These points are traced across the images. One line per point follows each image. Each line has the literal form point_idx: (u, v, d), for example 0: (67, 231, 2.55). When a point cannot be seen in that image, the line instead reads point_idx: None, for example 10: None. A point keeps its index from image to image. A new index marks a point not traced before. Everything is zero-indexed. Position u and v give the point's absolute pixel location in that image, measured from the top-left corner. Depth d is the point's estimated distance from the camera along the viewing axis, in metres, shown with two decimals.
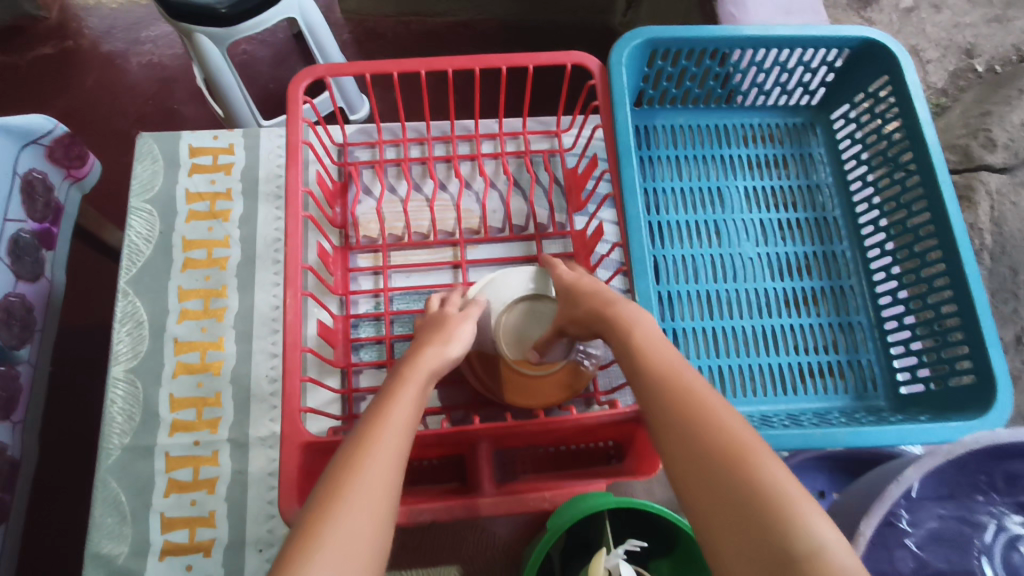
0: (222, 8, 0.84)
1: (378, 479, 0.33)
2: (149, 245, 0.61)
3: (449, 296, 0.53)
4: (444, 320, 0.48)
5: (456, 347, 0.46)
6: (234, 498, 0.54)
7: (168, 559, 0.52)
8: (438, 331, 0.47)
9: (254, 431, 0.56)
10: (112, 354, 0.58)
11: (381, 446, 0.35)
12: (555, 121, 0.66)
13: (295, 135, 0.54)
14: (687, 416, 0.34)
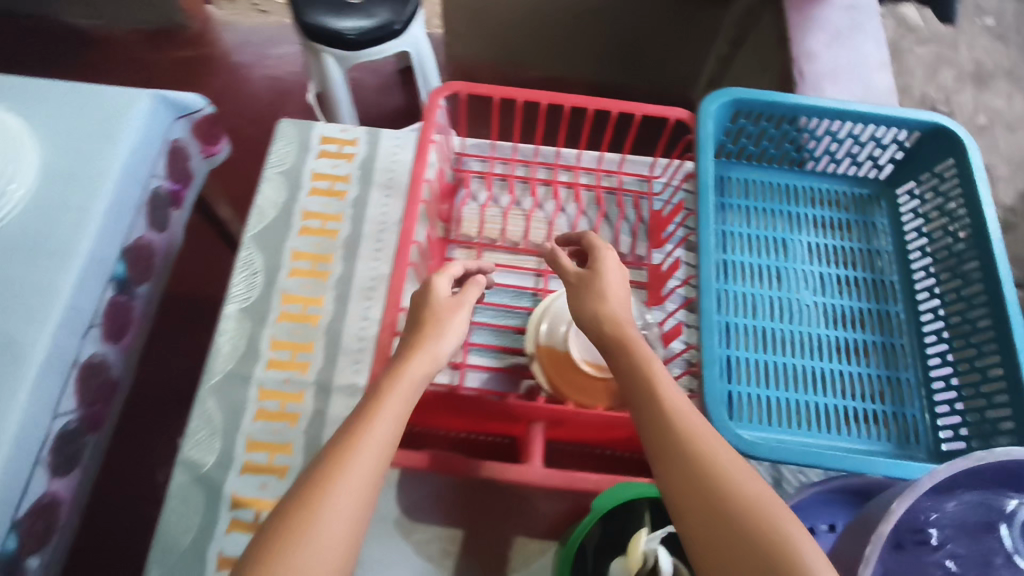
0: (350, 34, 0.97)
1: (340, 499, 0.38)
2: (274, 210, 0.71)
3: (445, 272, 0.55)
4: (437, 316, 0.50)
5: (451, 339, 0.49)
6: (310, 433, 0.60)
7: (247, 475, 0.58)
8: (432, 322, 0.50)
9: (339, 378, 0.63)
10: (228, 294, 0.66)
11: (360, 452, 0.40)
12: (649, 167, 0.74)
13: (427, 137, 0.63)
14: (702, 480, 0.38)
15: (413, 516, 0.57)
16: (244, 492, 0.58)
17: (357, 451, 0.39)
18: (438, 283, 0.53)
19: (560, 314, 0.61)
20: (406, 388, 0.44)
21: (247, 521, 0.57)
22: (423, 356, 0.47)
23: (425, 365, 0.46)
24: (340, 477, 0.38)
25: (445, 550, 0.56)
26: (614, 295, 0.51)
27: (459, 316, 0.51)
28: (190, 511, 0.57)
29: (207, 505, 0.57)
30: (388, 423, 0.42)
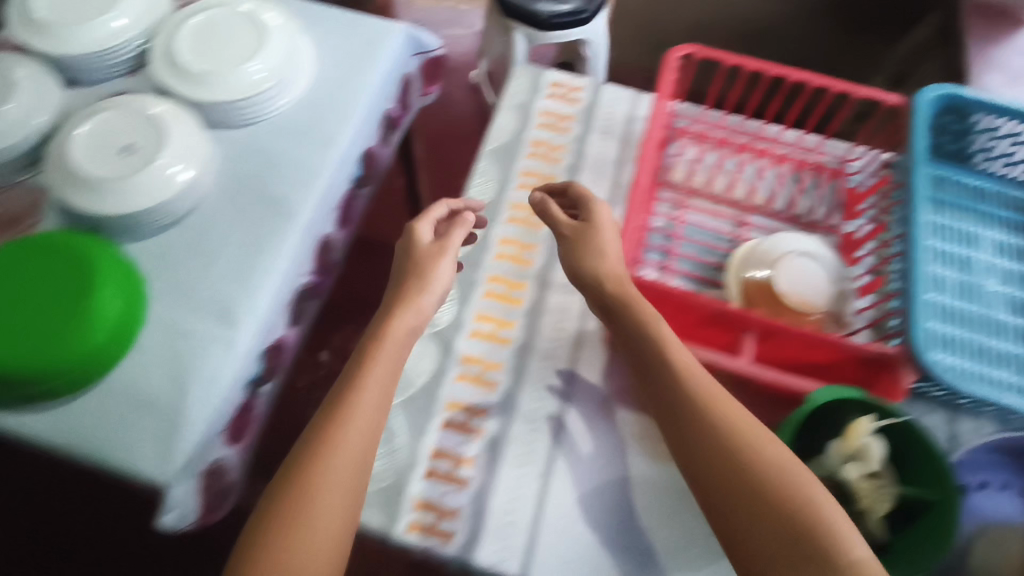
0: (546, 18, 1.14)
1: (326, 500, 0.52)
2: (507, 134, 0.81)
3: (428, 217, 0.70)
4: (426, 266, 0.66)
5: (438, 290, 0.65)
6: (528, 317, 0.70)
7: (475, 339, 0.68)
8: (421, 271, 0.66)
9: (557, 277, 0.72)
10: (466, 195, 0.77)
11: (336, 455, 0.54)
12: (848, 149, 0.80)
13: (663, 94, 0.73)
14: (727, 447, 0.52)
15: (616, 401, 0.66)
16: (472, 352, 0.68)
17: (342, 427, 0.56)
18: (420, 229, 0.69)
19: (767, 255, 0.68)
20: (381, 363, 0.60)
21: (473, 374, 0.66)
22: (408, 314, 0.63)
23: (402, 330, 0.62)
24: (325, 450, 0.54)
25: (645, 433, 0.64)
26: (606, 250, 0.65)
27: (441, 261, 0.66)
28: (426, 356, 0.67)
29: (440, 356, 0.67)
30: (370, 394, 0.58)
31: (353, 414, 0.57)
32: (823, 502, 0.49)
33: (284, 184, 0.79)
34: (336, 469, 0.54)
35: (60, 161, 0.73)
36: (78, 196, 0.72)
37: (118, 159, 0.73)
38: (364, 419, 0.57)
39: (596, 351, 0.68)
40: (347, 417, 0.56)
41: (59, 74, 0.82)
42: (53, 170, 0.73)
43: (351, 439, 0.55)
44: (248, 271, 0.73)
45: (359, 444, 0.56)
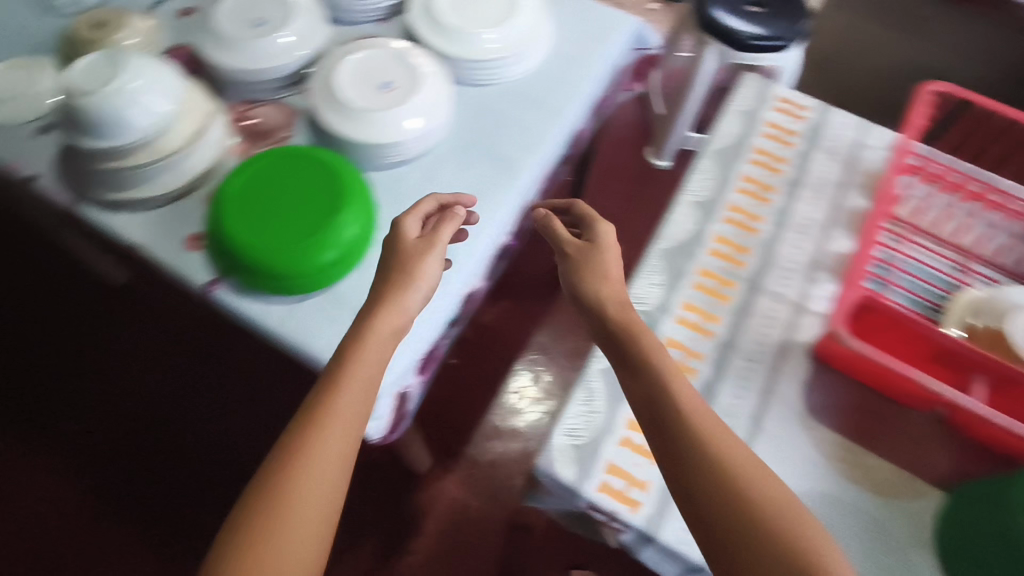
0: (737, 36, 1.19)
1: (301, 514, 0.48)
2: (731, 139, 0.82)
3: (416, 212, 0.67)
4: (416, 262, 0.63)
5: (421, 289, 0.62)
6: (737, 313, 0.70)
7: (680, 324, 0.69)
8: (404, 268, 0.63)
9: (768, 284, 0.72)
10: (685, 189, 0.79)
11: (312, 464, 0.50)
12: None
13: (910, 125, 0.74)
14: (771, 542, 0.45)
15: (815, 415, 0.65)
16: (677, 336, 0.68)
17: (321, 432, 0.51)
18: (408, 222, 0.66)
19: (998, 301, 0.65)
20: (369, 359, 0.56)
21: (676, 357, 0.67)
22: (393, 310, 0.59)
23: (387, 329, 0.58)
24: (299, 458, 0.50)
25: (841, 454, 0.64)
26: (611, 274, 0.61)
27: (431, 256, 0.64)
28: None
29: (646, 333, 0.69)
30: (354, 394, 0.54)
31: (330, 416, 0.52)
32: (795, 544, 0.45)
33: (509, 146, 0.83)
34: (312, 477, 0.50)
35: (326, 84, 0.80)
36: (337, 117, 0.79)
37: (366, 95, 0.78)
38: (345, 419, 0.53)
39: (802, 360, 0.68)
40: (329, 411, 0.52)
41: (327, 10, 0.90)
42: (318, 91, 0.80)
43: (332, 437, 0.51)
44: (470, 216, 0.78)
45: (346, 441, 0.52)
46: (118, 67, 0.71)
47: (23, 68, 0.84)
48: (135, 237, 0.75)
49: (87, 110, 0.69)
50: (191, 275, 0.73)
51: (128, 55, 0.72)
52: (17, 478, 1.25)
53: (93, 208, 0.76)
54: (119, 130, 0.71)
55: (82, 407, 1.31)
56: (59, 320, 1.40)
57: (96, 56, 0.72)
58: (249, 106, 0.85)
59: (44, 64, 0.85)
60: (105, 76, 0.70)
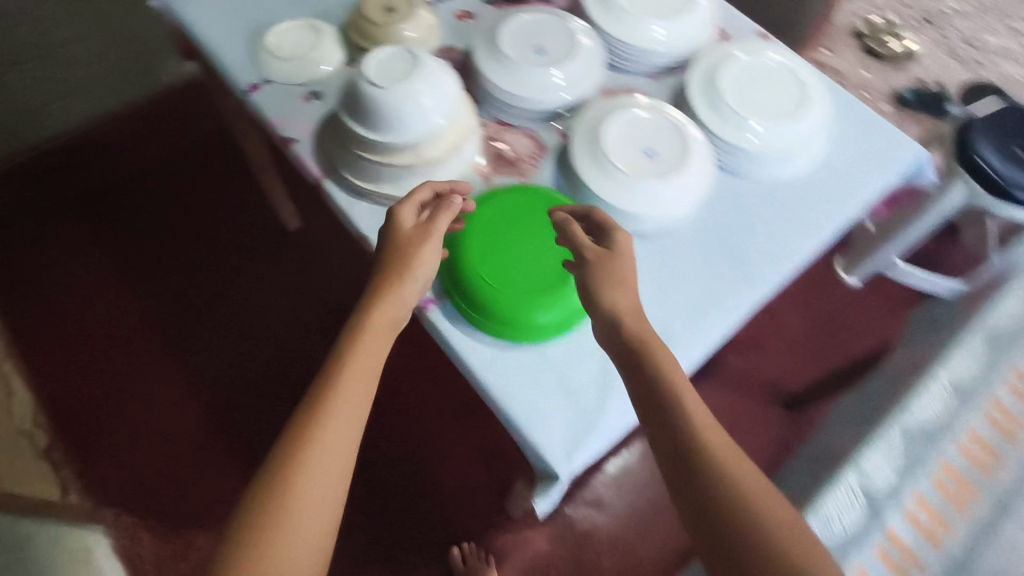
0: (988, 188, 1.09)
1: (312, 486, 0.50)
2: (999, 334, 0.83)
3: (410, 199, 0.67)
4: (413, 255, 0.64)
5: (416, 285, 0.64)
6: (976, 534, 0.72)
7: (920, 511, 0.72)
8: (402, 264, 0.64)
9: (1012, 501, 0.74)
10: (943, 368, 0.79)
11: (320, 441, 0.52)
12: None
13: None
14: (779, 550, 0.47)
15: None
16: (916, 524, 0.71)
17: (324, 414, 0.54)
18: (403, 212, 0.66)
19: None
20: (367, 351, 0.59)
21: (911, 544, 0.70)
22: (391, 300, 0.62)
23: (384, 322, 0.61)
24: (308, 438, 0.52)
25: None
26: (630, 284, 0.64)
27: (428, 245, 0.65)
28: (869, 497, 0.71)
29: (881, 505, 0.70)
30: (358, 385, 0.57)
31: (335, 397, 0.55)
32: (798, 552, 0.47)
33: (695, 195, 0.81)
34: (322, 452, 0.52)
35: (594, 134, 0.77)
36: (593, 172, 0.75)
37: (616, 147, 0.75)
38: (349, 399, 0.56)
39: None
40: (335, 402, 0.55)
41: (607, 53, 0.88)
42: (580, 140, 0.77)
43: (337, 426, 0.54)
44: (697, 317, 0.72)
45: (352, 428, 0.55)
46: (411, 66, 0.72)
47: (310, 34, 0.87)
48: (368, 232, 0.75)
49: (373, 100, 0.70)
50: None
51: (422, 54, 0.73)
52: (139, 344, 1.35)
53: (338, 190, 0.77)
54: (393, 127, 0.72)
55: (220, 328, 1.39)
56: (227, 235, 1.49)
57: (393, 50, 0.73)
58: (502, 128, 0.83)
59: (328, 33, 0.87)
60: (400, 71, 0.71)
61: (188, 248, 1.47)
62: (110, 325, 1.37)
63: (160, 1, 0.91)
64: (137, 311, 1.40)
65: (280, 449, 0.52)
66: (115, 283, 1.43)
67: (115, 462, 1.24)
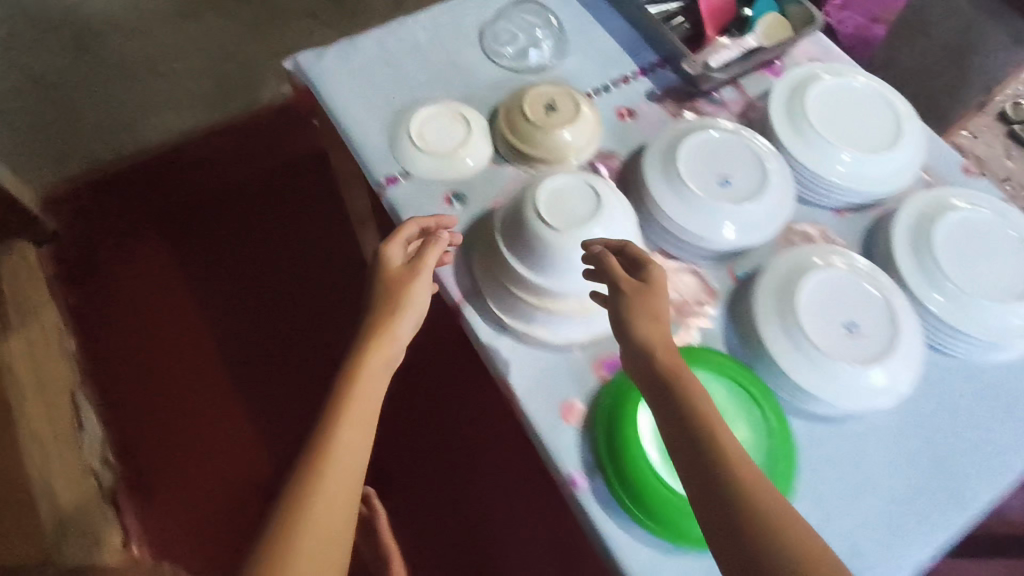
0: None
1: (314, 538, 0.50)
2: None
3: (398, 238, 0.67)
4: (404, 290, 0.64)
5: (411, 323, 0.64)
6: None
7: None
8: (392, 300, 0.63)
9: None
10: None
11: (321, 491, 0.52)
12: None
13: None
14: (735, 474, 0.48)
15: None
16: None
17: (322, 460, 0.53)
18: (392, 251, 0.66)
19: None
20: (361, 398, 0.58)
21: None
22: (388, 340, 0.61)
23: (379, 366, 0.60)
24: (308, 489, 0.52)
25: None
26: (662, 316, 0.56)
27: (418, 282, 0.64)
28: None
29: None
30: (352, 438, 0.56)
31: (332, 442, 0.55)
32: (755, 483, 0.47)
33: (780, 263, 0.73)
34: (323, 500, 0.52)
35: (787, 294, 0.66)
36: (780, 339, 0.65)
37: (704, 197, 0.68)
38: (348, 442, 0.55)
39: None
40: (329, 456, 0.54)
41: (796, 183, 0.77)
42: (766, 295, 0.67)
43: (331, 479, 0.53)
44: (893, 537, 0.61)
45: (349, 480, 0.54)
46: (593, 209, 0.64)
47: (457, 124, 0.78)
48: (511, 379, 0.66)
49: (547, 241, 0.62)
50: (559, 457, 0.62)
51: (604, 193, 0.65)
52: (185, 329, 1.31)
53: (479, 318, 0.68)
54: (563, 273, 0.63)
55: (273, 325, 1.33)
56: (286, 222, 1.42)
57: (572, 182, 0.65)
58: (668, 262, 0.73)
59: (476, 125, 0.78)
60: (580, 214, 0.63)
61: (247, 235, 1.40)
62: (159, 305, 1.33)
63: (295, 63, 0.83)
64: (197, 301, 1.34)
65: (275, 511, 0.52)
66: (168, 259, 1.36)
67: (159, 458, 1.22)
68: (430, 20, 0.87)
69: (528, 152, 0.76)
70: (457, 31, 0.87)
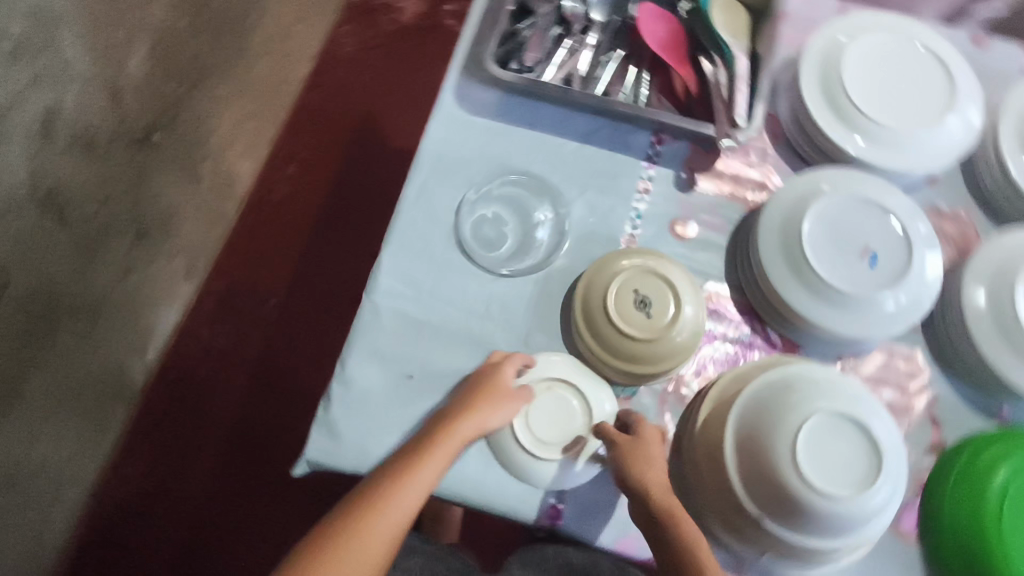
0: None
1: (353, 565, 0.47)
2: None
3: (515, 358, 0.60)
4: (496, 379, 0.58)
5: (501, 417, 0.56)
6: None
7: None
8: (483, 394, 0.57)
9: None
10: None
11: (373, 524, 0.48)
12: None
13: None
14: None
15: None
16: None
17: (391, 490, 0.50)
18: (507, 363, 0.59)
19: None
20: (440, 452, 0.53)
21: None
22: (474, 421, 0.55)
23: (464, 434, 0.54)
24: (360, 513, 0.49)
25: None
26: (655, 457, 0.54)
27: (520, 396, 0.58)
28: None
29: None
30: (417, 492, 0.51)
31: (400, 482, 0.50)
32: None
33: (948, 281, 0.64)
34: (372, 535, 0.48)
35: (1009, 331, 0.58)
36: None
37: (843, 285, 0.59)
38: (416, 488, 0.50)
39: None
40: (386, 501, 0.49)
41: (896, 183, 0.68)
42: (987, 342, 0.59)
43: (386, 519, 0.49)
44: None
45: (392, 535, 0.49)
46: (864, 466, 0.50)
47: (566, 401, 0.60)
48: None
49: (812, 504, 0.49)
50: None
51: (858, 412, 0.51)
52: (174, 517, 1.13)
53: None
54: (835, 532, 0.51)
55: (263, 531, 1.12)
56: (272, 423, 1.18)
57: (823, 424, 0.50)
58: (855, 361, 0.64)
59: (584, 386, 0.61)
60: (854, 465, 0.50)
61: (237, 436, 1.17)
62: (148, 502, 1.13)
63: (311, 464, 0.60)
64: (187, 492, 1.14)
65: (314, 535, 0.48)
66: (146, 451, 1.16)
67: None
68: (398, 278, 0.65)
69: (664, 370, 0.60)
70: (437, 268, 0.66)
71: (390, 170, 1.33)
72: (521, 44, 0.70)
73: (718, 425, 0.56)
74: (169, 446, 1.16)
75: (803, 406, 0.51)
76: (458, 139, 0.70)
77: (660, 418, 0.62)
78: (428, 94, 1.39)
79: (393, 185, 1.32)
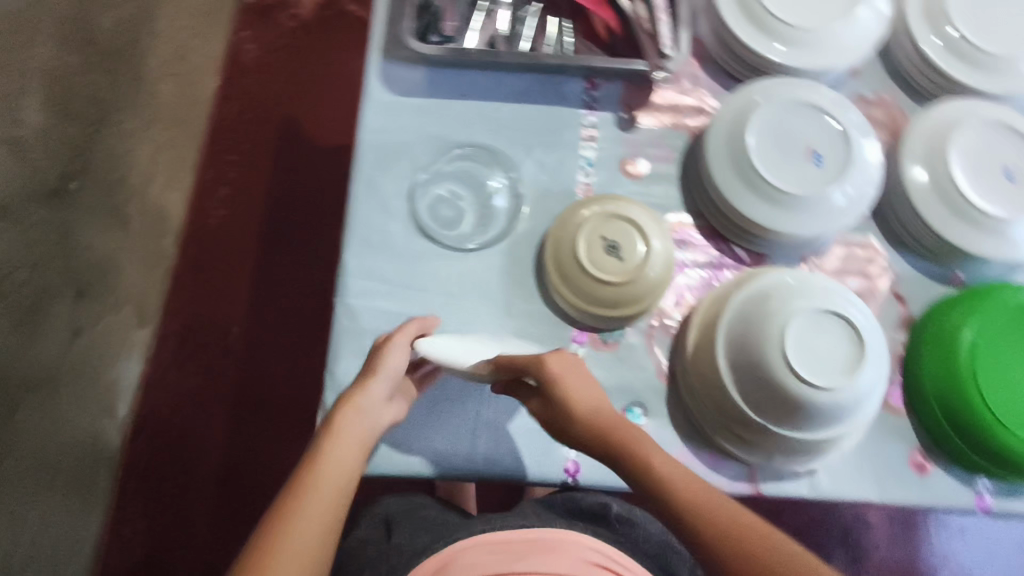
0: None
1: (291, 561, 0.44)
2: None
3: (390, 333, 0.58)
4: (377, 351, 0.57)
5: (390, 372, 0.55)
6: None
7: None
8: (370, 367, 0.55)
9: None
10: None
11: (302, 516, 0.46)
12: None
13: None
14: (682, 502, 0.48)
15: None
16: None
17: (309, 482, 0.48)
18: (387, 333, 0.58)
19: None
20: (346, 431, 0.51)
21: None
22: (365, 392, 0.53)
23: (359, 408, 0.53)
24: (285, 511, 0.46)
25: None
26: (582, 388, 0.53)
27: (399, 350, 0.56)
28: None
29: None
30: (337, 467, 0.49)
31: (314, 472, 0.48)
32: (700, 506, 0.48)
33: (889, 166, 0.67)
34: (300, 526, 0.45)
35: (951, 199, 0.62)
36: (978, 238, 0.61)
37: (795, 188, 0.61)
38: (333, 472, 0.49)
39: None
40: (301, 488, 0.47)
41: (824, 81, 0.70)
42: (934, 213, 0.63)
43: (308, 505, 0.46)
44: None
45: (324, 519, 0.47)
46: (843, 354, 0.53)
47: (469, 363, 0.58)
48: (861, 494, 0.60)
49: (806, 399, 0.52)
50: (955, 504, 0.61)
51: (834, 305, 0.54)
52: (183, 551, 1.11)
53: (781, 481, 0.60)
54: (827, 423, 0.54)
55: None
56: (269, 462, 1.15)
57: (803, 323, 0.53)
58: (817, 260, 0.67)
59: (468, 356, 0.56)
60: (838, 355, 0.53)
61: (236, 477, 1.14)
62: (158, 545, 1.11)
63: None
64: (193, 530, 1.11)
65: (245, 552, 0.45)
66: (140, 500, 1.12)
67: None
68: (366, 277, 0.64)
69: (642, 309, 0.61)
70: (403, 258, 0.65)
71: (323, 170, 1.30)
72: (435, 15, 0.68)
73: (708, 347, 0.58)
74: (164, 500, 1.12)
75: (785, 312, 0.53)
76: (393, 124, 0.69)
77: (660, 380, 0.63)
78: (344, 85, 1.35)
79: (331, 185, 1.29)
